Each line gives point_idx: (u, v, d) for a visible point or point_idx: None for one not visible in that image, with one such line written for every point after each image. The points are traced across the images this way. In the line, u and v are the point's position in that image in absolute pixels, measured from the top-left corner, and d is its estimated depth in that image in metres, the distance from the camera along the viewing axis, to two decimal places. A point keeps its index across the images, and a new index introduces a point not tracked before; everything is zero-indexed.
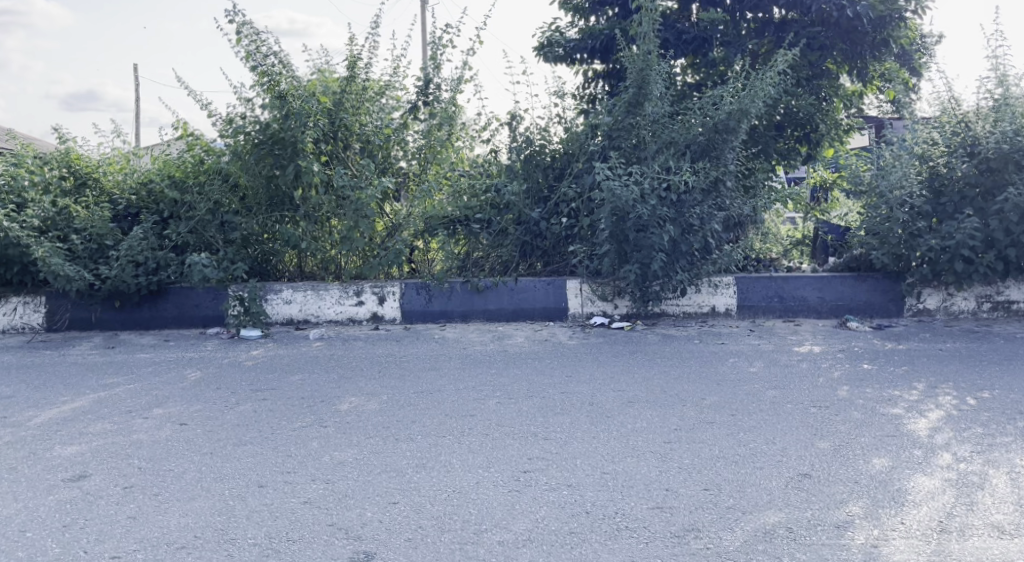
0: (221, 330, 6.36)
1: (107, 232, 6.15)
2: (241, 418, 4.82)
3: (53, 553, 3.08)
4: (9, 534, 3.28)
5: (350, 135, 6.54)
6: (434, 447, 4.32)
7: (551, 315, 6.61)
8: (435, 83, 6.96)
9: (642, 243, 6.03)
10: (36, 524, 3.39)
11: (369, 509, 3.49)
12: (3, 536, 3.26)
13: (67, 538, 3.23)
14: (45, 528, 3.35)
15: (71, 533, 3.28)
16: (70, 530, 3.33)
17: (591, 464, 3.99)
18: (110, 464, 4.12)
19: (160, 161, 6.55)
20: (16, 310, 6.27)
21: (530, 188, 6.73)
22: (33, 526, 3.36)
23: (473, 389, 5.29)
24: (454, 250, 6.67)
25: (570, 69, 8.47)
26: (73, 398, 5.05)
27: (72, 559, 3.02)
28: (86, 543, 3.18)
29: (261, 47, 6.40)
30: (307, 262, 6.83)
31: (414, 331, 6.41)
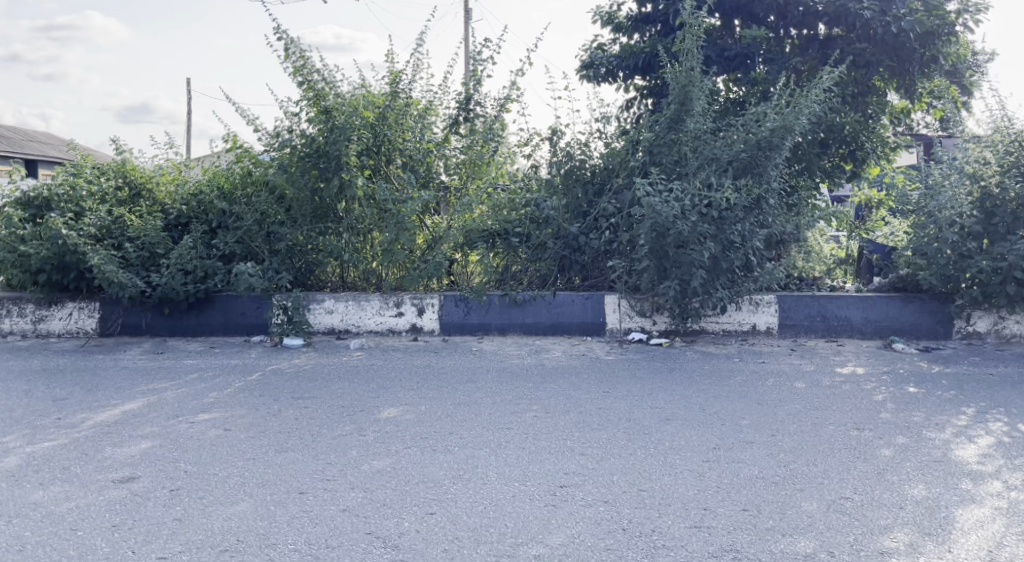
0: (265, 338, 6.48)
1: (159, 241, 6.33)
2: (284, 425, 4.92)
3: (103, 552, 3.18)
4: (62, 532, 3.39)
5: (393, 150, 6.64)
6: (471, 459, 4.35)
7: (589, 330, 6.61)
8: (476, 98, 7.03)
9: (681, 259, 6.00)
10: (88, 523, 3.50)
11: (406, 519, 3.53)
12: (56, 534, 3.37)
13: (116, 538, 3.33)
14: (95, 527, 3.46)
15: (120, 533, 3.38)
16: (119, 530, 3.43)
17: (627, 481, 3.98)
18: (157, 467, 4.24)
19: (210, 173, 6.73)
20: (71, 315, 6.47)
21: (570, 203, 6.74)
22: (85, 525, 3.47)
23: (510, 403, 5.31)
24: (493, 263, 6.75)
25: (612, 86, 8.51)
26: (123, 402, 5.20)
27: (121, 559, 3.11)
28: (134, 543, 3.27)
29: (308, 63, 6.56)
30: (349, 273, 6.94)
31: (452, 343, 6.46)
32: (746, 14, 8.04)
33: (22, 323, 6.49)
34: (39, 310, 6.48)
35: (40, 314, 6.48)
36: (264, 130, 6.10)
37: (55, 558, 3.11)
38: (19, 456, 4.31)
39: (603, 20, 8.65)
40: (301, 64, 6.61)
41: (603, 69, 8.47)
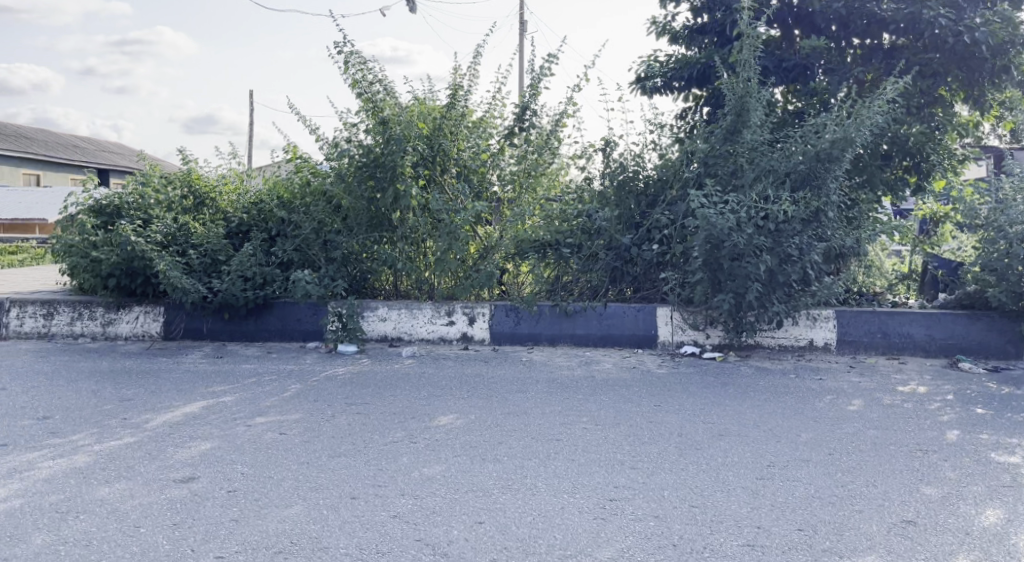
0: (319, 345, 6.62)
1: (221, 248, 6.53)
2: (338, 430, 5.01)
3: (164, 550, 3.28)
4: (126, 529, 3.52)
5: (447, 160, 6.72)
6: (519, 470, 4.35)
7: (640, 342, 6.55)
8: (531, 109, 7.07)
9: (736, 272, 5.89)
10: (149, 521, 3.62)
11: (455, 527, 3.55)
12: (120, 531, 3.50)
13: (176, 536, 3.43)
14: (157, 524, 3.58)
15: (180, 531, 3.48)
16: (179, 528, 3.53)
17: (678, 496, 3.92)
18: (216, 468, 4.36)
19: (271, 182, 6.96)
20: (137, 318, 6.72)
21: (623, 214, 6.68)
22: (147, 523, 3.59)
23: (559, 414, 5.29)
24: (543, 274, 6.74)
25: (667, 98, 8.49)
26: (184, 404, 5.37)
27: (181, 557, 3.20)
28: (192, 542, 3.36)
29: (367, 75, 6.72)
30: (402, 281, 7.02)
31: (502, 353, 6.48)
32: (806, 24, 7.94)
33: (91, 325, 6.76)
34: (108, 313, 6.74)
35: (109, 317, 6.74)
36: (324, 140, 6.25)
37: (118, 554, 3.22)
38: (88, 454, 4.49)
39: (658, 31, 8.62)
40: (360, 76, 6.77)
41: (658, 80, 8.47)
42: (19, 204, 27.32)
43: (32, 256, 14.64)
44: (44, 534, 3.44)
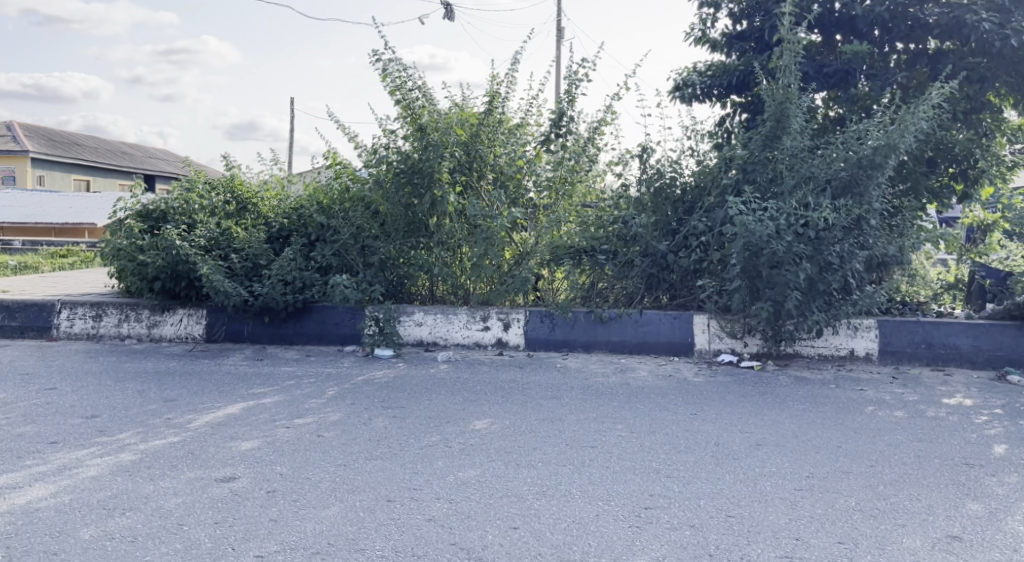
0: (357, 349, 6.70)
1: (262, 252, 6.66)
2: (374, 433, 5.06)
3: (206, 547, 3.36)
4: (169, 526, 3.60)
5: (484, 166, 6.77)
6: (554, 476, 4.35)
7: (676, 350, 6.51)
8: (568, 116, 7.07)
9: (775, 280, 5.82)
10: (192, 519, 3.70)
11: (490, 532, 3.56)
12: (164, 528, 3.58)
13: (217, 534, 3.50)
14: (199, 522, 3.65)
15: (221, 530, 3.55)
16: (220, 526, 3.61)
17: (715, 506, 3.88)
18: (256, 468, 4.44)
19: (312, 188, 7.07)
20: (181, 321, 6.88)
21: (659, 221, 6.64)
22: (190, 521, 3.67)
23: (594, 420, 5.29)
24: (579, 280, 6.73)
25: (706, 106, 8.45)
26: (225, 405, 5.48)
27: (222, 555, 3.27)
28: (233, 541, 3.43)
29: (406, 82, 6.80)
30: (438, 287, 7.07)
31: (537, 359, 6.49)
32: (848, 29, 7.81)
33: (137, 327, 6.93)
34: (153, 316, 6.90)
35: (154, 319, 6.91)
36: (363, 147, 6.33)
37: (162, 551, 3.30)
38: (133, 453, 4.61)
39: (696, 38, 8.58)
40: (399, 83, 6.85)
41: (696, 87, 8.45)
42: (68, 208, 28.21)
43: (84, 258, 15.15)
44: (92, 530, 3.55)
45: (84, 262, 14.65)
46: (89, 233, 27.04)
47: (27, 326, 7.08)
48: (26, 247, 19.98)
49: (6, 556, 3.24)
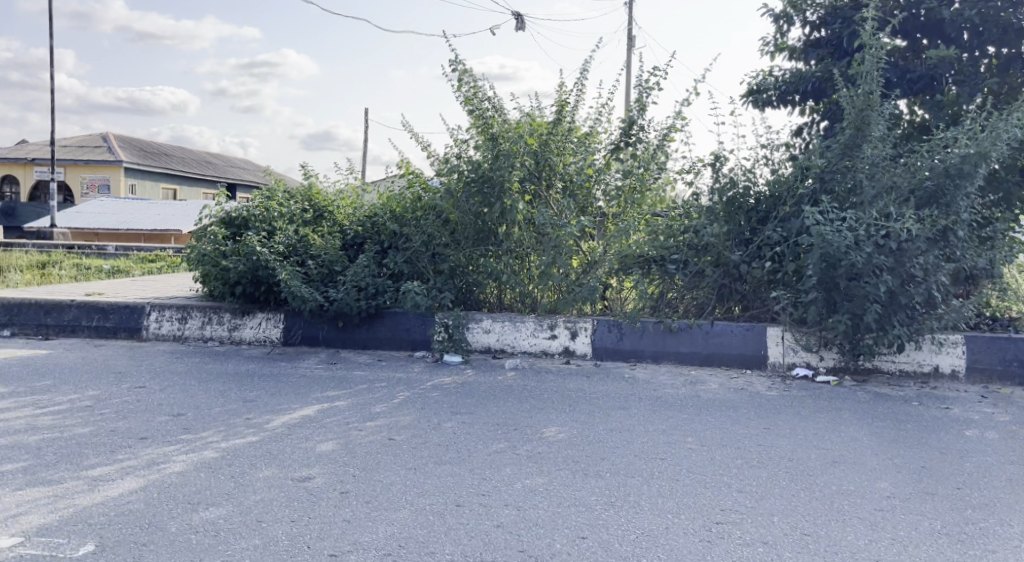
0: (426, 354, 6.82)
1: (337, 259, 6.84)
2: (444, 438, 5.13)
3: (283, 545, 3.47)
4: (249, 522, 3.73)
5: (554, 174, 6.83)
6: (622, 487, 4.32)
7: (748, 362, 6.38)
8: (638, 124, 7.03)
9: (854, 292, 5.66)
10: (270, 516, 3.83)
11: (558, 541, 3.57)
12: (244, 524, 3.71)
13: (294, 532, 3.62)
14: (276, 520, 3.77)
15: (297, 529, 3.66)
16: (296, 524, 3.72)
17: (789, 523, 3.79)
18: (329, 469, 4.56)
19: (385, 197, 7.24)
20: (259, 324, 7.11)
21: (731, 230, 6.52)
22: (269, 518, 3.80)
23: (663, 432, 5.23)
24: (648, 290, 6.65)
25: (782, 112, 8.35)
26: (301, 407, 5.64)
27: (299, 554, 3.37)
28: (309, 539, 3.53)
29: (478, 93, 6.90)
30: (506, 294, 7.13)
31: (604, 368, 6.46)
32: (935, 33, 7.60)
33: (219, 329, 7.21)
34: (234, 319, 7.17)
35: (235, 322, 7.17)
36: (436, 156, 6.45)
37: (241, 548, 3.42)
38: (215, 450, 4.79)
39: (771, 48, 8.43)
40: (471, 94, 6.96)
41: (773, 95, 8.29)
42: (155, 215, 29.82)
43: (171, 262, 16.00)
44: (178, 523, 3.71)
45: (173, 265, 15.30)
46: (174, 240, 28.41)
47: (119, 327, 7.44)
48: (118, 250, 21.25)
49: (101, 545, 3.42)
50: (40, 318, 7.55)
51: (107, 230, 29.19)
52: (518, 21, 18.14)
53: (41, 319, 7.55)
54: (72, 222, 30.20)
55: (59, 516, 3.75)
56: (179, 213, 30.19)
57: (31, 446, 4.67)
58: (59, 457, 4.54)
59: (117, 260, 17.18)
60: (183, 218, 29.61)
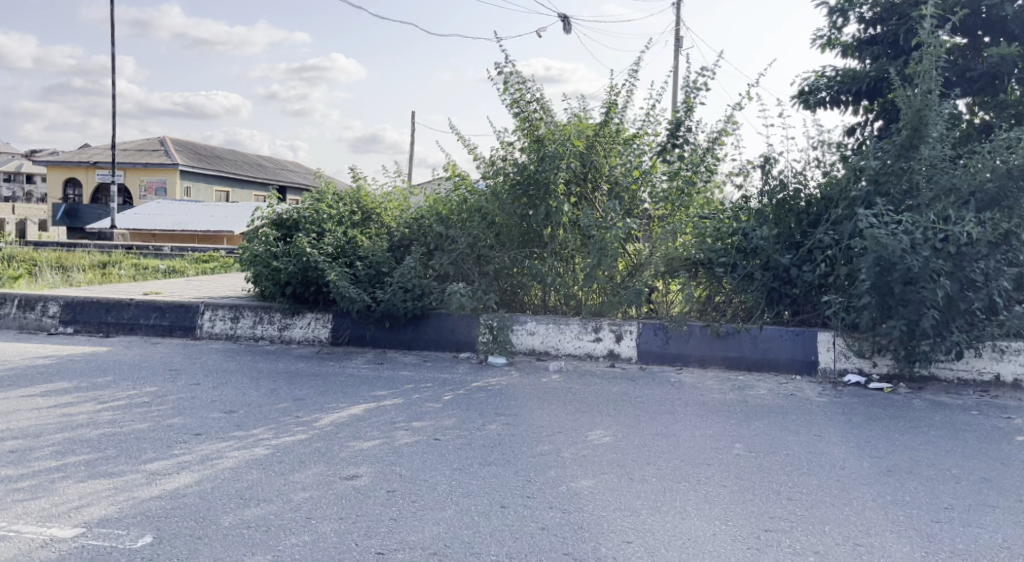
0: (471, 355, 6.86)
1: (384, 261, 6.92)
2: (490, 439, 5.15)
3: (332, 542, 3.53)
4: (299, 519, 3.80)
5: (599, 177, 6.83)
6: (668, 492, 4.28)
7: (798, 368, 6.27)
8: (686, 125, 6.95)
9: (909, 297, 5.53)
10: (318, 513, 3.89)
11: (604, 544, 3.56)
12: (294, 520, 3.78)
13: (343, 530, 3.67)
14: (325, 517, 3.84)
15: (345, 526, 3.72)
16: (345, 522, 3.78)
17: (841, 533, 3.71)
18: (376, 467, 4.62)
19: (431, 200, 7.29)
20: (308, 324, 7.25)
21: (782, 233, 6.41)
22: (317, 514, 3.86)
23: (711, 437, 5.16)
24: (694, 294, 6.61)
25: (834, 113, 8.22)
26: (348, 406, 5.73)
27: (347, 551, 3.43)
28: (357, 537, 3.59)
29: (525, 95, 6.90)
30: (550, 297, 7.12)
31: (650, 372, 6.41)
32: (997, 30, 7.42)
33: (270, 329, 7.36)
34: (284, 319, 7.31)
35: (285, 322, 7.31)
36: (482, 159, 6.49)
37: (291, 544, 3.48)
38: (265, 447, 4.89)
39: (825, 43, 8.26)
40: (518, 96, 6.97)
41: (825, 95, 8.16)
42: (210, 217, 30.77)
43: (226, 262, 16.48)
44: (231, 517, 3.80)
45: (226, 266, 15.77)
46: (228, 240, 29.27)
47: (175, 326, 7.65)
48: (174, 251, 21.98)
49: (158, 537, 3.53)
50: (101, 317, 7.80)
51: (159, 230, 30.09)
52: (565, 23, 18.08)
53: (101, 317, 7.79)
54: (128, 223, 31.24)
55: (118, 508, 3.87)
56: (232, 215, 31.13)
57: (92, 440, 4.83)
58: (119, 451, 4.69)
59: (174, 260, 17.75)
60: (234, 219, 30.43)
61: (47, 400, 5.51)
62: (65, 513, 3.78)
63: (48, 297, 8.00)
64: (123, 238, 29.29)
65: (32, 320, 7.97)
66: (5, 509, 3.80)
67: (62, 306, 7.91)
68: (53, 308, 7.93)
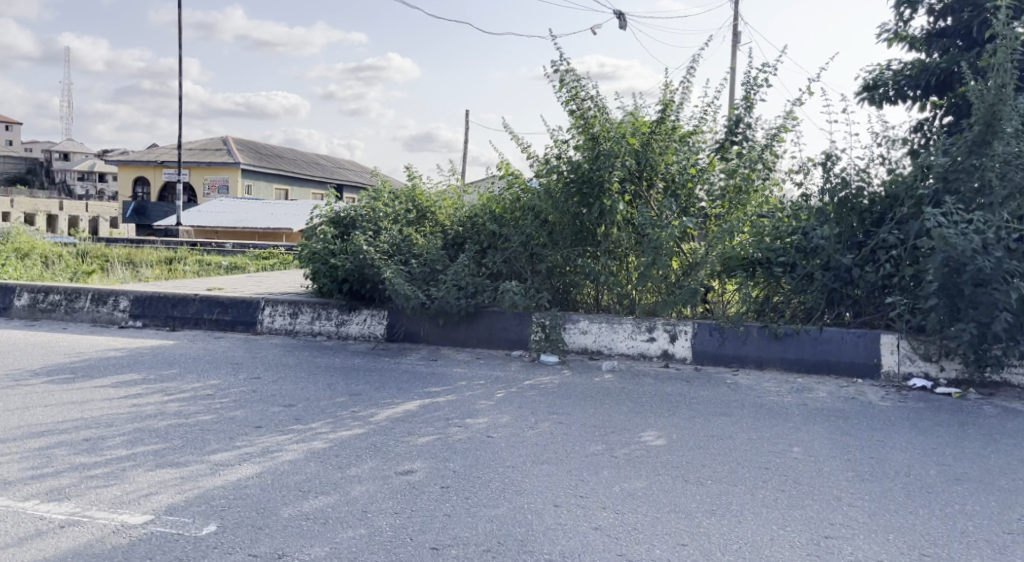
0: (523, 353, 6.89)
1: (438, 259, 6.99)
2: (543, 437, 5.15)
3: (387, 535, 3.58)
4: (355, 512, 3.87)
5: (655, 174, 6.77)
6: (724, 496, 4.21)
7: (859, 371, 6.11)
8: (745, 122, 6.87)
9: (980, 299, 5.34)
10: (375, 507, 3.95)
11: (658, 546, 3.53)
12: (350, 513, 3.85)
13: (398, 524, 3.72)
14: (382, 511, 3.90)
15: (400, 521, 3.76)
16: (400, 516, 3.82)
17: (906, 542, 3.60)
18: (430, 463, 4.67)
19: (485, 198, 7.34)
20: (364, 320, 7.38)
21: (843, 232, 6.26)
22: (373, 508, 3.92)
23: (768, 440, 5.06)
24: (752, 294, 6.48)
25: (900, 108, 7.97)
26: (403, 401, 5.80)
27: (402, 545, 3.47)
28: (412, 531, 3.63)
29: (580, 93, 6.87)
30: (603, 296, 7.10)
31: (705, 373, 6.34)
32: None
33: (327, 325, 7.52)
34: (341, 315, 7.46)
35: (342, 318, 7.46)
36: (537, 157, 6.50)
37: (348, 537, 3.54)
38: (323, 441, 4.99)
39: (891, 36, 8.02)
40: (573, 94, 6.94)
41: (891, 90, 7.93)
42: (269, 214, 31.67)
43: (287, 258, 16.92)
44: (290, 509, 3.88)
45: (286, 262, 16.18)
46: (287, 237, 30.13)
47: (237, 321, 7.86)
48: (236, 248, 22.72)
49: (222, 526, 3.63)
50: (167, 311, 8.07)
51: (219, 227, 31.04)
52: (620, 19, 18.06)
53: (168, 312, 8.06)
54: (191, 220, 32.37)
55: (184, 497, 4.00)
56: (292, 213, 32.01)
57: (160, 430, 5.00)
58: (185, 442, 4.84)
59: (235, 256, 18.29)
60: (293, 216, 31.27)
61: (118, 391, 5.73)
62: (135, 500, 3.93)
63: (119, 291, 8.31)
64: (188, 234, 30.45)
65: (104, 314, 8.29)
66: (80, 495, 3.96)
67: (132, 300, 8.21)
68: (124, 302, 8.24)
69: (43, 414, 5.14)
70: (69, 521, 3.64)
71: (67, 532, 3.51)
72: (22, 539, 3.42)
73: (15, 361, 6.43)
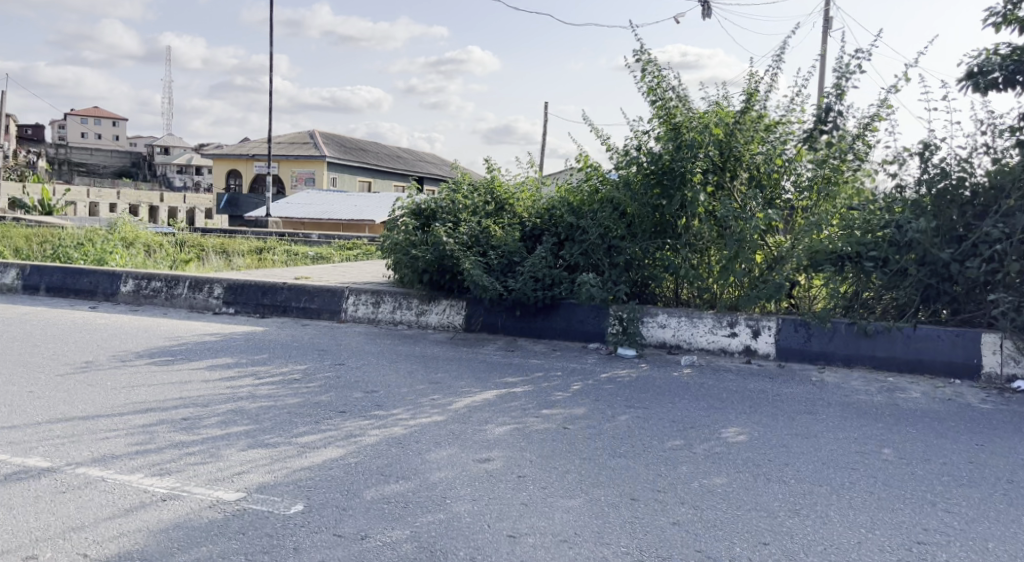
0: (600, 346, 6.87)
1: (516, 250, 7.04)
2: (620, 431, 5.12)
3: (465, 521, 3.64)
4: (433, 497, 3.94)
5: (739, 165, 6.62)
6: (809, 496, 4.09)
7: (957, 371, 5.82)
8: (836, 110, 6.59)
9: None
10: (453, 493, 4.02)
11: (739, 544, 3.45)
12: (428, 499, 3.93)
13: (475, 511, 3.78)
14: (460, 497, 3.96)
15: (478, 508, 3.82)
16: (478, 503, 3.88)
17: (1007, 551, 3.41)
18: (508, 452, 4.71)
19: (563, 190, 7.35)
20: (443, 310, 7.50)
21: (941, 226, 5.95)
22: (451, 495, 3.99)
23: (857, 440, 4.87)
24: (840, 289, 6.27)
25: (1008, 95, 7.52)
26: (480, 391, 5.87)
27: (479, 532, 3.52)
28: (489, 519, 3.68)
29: (662, 82, 6.77)
30: (683, 289, 7.00)
31: (789, 370, 6.17)
32: None
33: (408, 314, 7.69)
34: (421, 304, 7.61)
35: (422, 308, 7.61)
36: (617, 148, 6.45)
37: (427, 522, 3.62)
38: (404, 427, 5.11)
39: (999, 19, 7.56)
40: (655, 83, 6.84)
41: (999, 75, 7.47)
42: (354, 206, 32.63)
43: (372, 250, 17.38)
44: (372, 492, 4.00)
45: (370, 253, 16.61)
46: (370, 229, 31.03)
47: (322, 309, 8.13)
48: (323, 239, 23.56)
49: (308, 506, 3.77)
50: (258, 298, 8.41)
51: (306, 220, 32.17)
52: (707, 12, 17.76)
53: (258, 299, 8.41)
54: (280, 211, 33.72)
55: (273, 477, 4.17)
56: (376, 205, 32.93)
57: (251, 412, 5.23)
58: (274, 424, 5.05)
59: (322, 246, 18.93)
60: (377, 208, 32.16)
61: (213, 373, 6.03)
62: (229, 477, 4.13)
63: (213, 279, 8.72)
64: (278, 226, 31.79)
65: (200, 300, 8.72)
66: (179, 470, 4.19)
67: (225, 287, 8.60)
68: (218, 289, 8.64)
69: (147, 393, 5.47)
70: (169, 495, 3.85)
71: (167, 505, 3.72)
72: (128, 510, 3.64)
73: (120, 343, 6.85)
